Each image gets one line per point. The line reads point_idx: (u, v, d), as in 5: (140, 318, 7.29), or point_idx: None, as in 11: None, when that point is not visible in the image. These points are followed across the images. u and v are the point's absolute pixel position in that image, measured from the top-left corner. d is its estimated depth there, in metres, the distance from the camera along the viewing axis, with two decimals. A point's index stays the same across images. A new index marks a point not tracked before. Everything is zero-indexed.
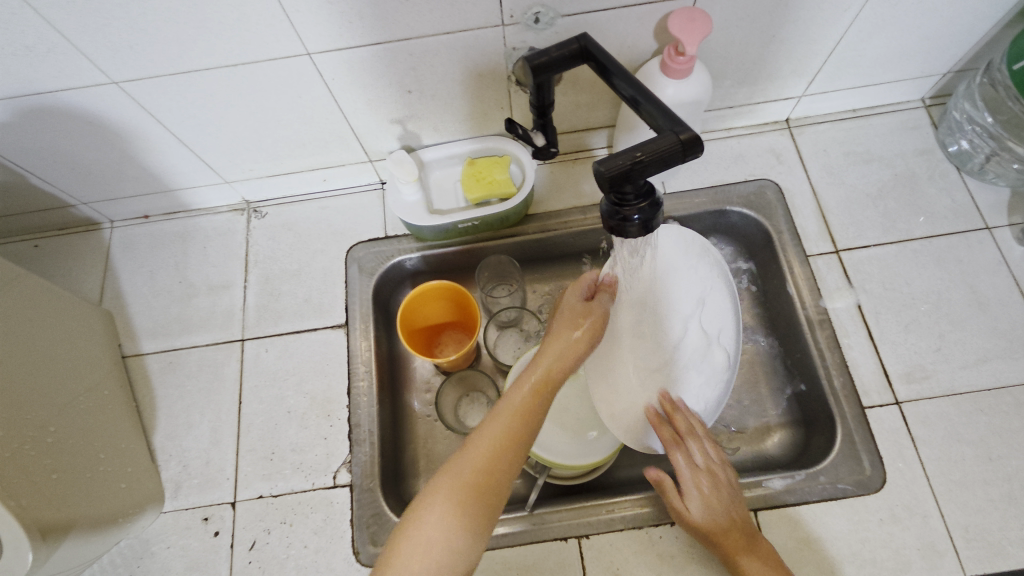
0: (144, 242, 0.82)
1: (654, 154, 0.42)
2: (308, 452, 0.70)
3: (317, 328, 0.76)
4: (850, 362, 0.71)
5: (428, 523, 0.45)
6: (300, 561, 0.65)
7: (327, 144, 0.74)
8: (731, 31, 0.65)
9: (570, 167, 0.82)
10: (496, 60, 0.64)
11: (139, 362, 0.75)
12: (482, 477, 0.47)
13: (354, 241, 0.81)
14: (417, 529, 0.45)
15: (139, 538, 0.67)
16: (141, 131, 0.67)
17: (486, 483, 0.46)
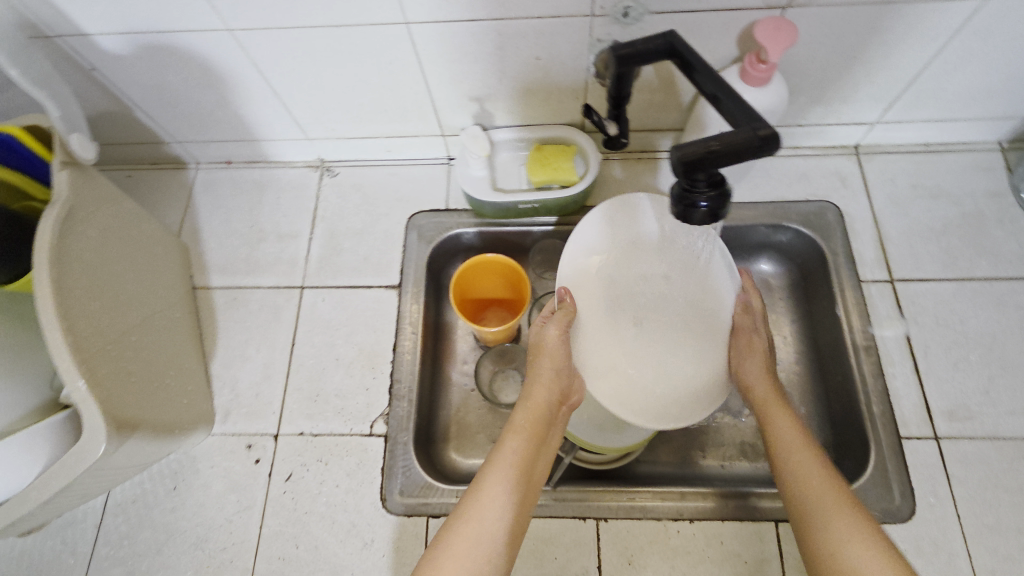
0: (225, 185, 0.88)
1: (730, 145, 0.43)
2: (350, 399, 0.74)
3: (372, 286, 0.80)
4: (892, 391, 0.71)
5: (484, 509, 0.52)
6: (330, 498, 0.69)
7: (406, 113, 0.78)
8: (814, 47, 0.65)
9: (633, 165, 0.84)
10: (580, 49, 0.66)
11: (207, 294, 0.81)
12: (520, 470, 0.55)
13: (416, 210, 0.85)
14: (472, 515, 0.52)
15: (187, 454, 0.72)
16: (242, 79, 0.72)
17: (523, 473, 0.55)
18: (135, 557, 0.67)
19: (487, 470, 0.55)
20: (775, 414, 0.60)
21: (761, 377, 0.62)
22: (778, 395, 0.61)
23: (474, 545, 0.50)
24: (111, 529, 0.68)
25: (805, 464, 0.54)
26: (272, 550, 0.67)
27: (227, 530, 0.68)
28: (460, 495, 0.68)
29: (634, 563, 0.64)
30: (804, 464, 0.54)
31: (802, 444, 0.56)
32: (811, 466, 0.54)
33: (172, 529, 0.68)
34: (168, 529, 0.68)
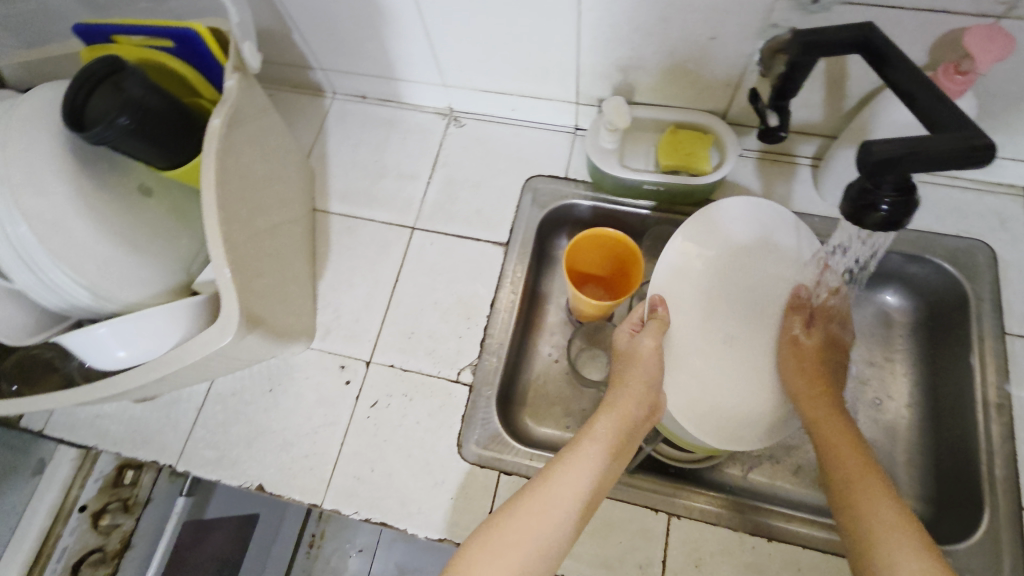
0: (356, 118, 0.91)
1: (933, 148, 0.39)
2: (442, 344, 0.75)
3: (479, 240, 0.81)
4: (1019, 457, 0.64)
5: (544, 518, 0.51)
6: (410, 432, 0.71)
7: (548, 74, 0.77)
8: (1020, 66, 0.59)
9: (768, 166, 0.80)
10: (750, 33, 0.62)
11: (325, 218, 0.84)
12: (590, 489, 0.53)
13: (535, 173, 0.84)
14: (526, 517, 0.51)
15: (285, 362, 0.75)
16: (400, 16, 0.73)
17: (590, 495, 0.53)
18: (228, 445, 0.72)
19: (558, 467, 0.54)
20: (848, 452, 0.56)
21: (830, 414, 0.59)
22: (845, 429, 0.58)
23: (525, 544, 0.49)
24: (210, 415, 0.73)
25: (867, 490, 0.52)
26: (349, 467, 0.70)
27: (312, 440, 0.71)
28: (534, 458, 0.69)
29: (700, 567, 0.63)
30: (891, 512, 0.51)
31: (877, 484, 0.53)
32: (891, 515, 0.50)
33: (263, 427, 0.72)
34: (259, 426, 0.72)
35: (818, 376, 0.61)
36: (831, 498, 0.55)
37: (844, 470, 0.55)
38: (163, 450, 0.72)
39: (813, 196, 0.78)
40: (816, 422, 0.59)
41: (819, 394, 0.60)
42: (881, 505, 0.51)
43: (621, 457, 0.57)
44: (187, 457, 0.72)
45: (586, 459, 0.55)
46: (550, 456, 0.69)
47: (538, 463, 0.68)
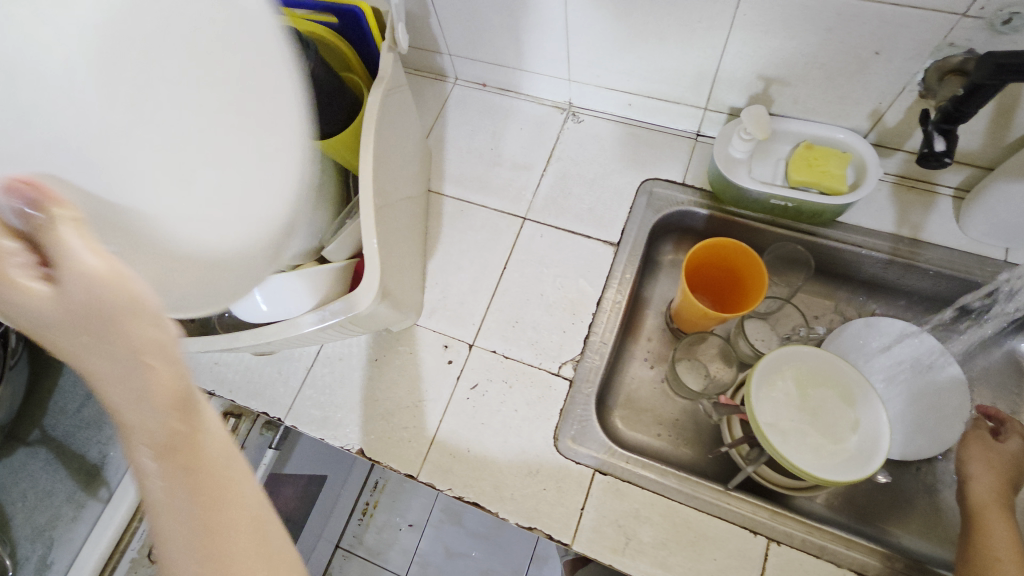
0: (476, 105, 0.92)
1: None
2: (545, 336, 0.76)
3: (589, 237, 0.81)
4: None
5: None
6: (507, 419, 0.72)
7: (682, 77, 0.76)
8: None
9: (903, 194, 0.76)
10: (920, 50, 0.59)
11: (439, 199, 0.86)
12: None
13: (651, 176, 0.83)
14: None
15: (392, 335, 0.78)
16: (542, 7, 0.73)
17: None
18: (333, 407, 0.75)
19: None
20: (996, 524, 0.56)
21: (992, 490, 0.59)
22: (1004, 503, 0.58)
23: None
24: (318, 376, 0.77)
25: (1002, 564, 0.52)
26: (446, 444, 0.71)
27: (412, 413, 0.73)
28: (630, 461, 0.68)
29: None
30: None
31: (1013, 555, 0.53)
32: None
33: (367, 394, 0.75)
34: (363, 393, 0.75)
35: (1001, 470, 0.60)
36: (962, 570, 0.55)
37: (983, 538, 0.55)
38: (272, 403, 0.77)
39: (952, 229, 0.73)
40: (976, 499, 0.59)
41: (992, 477, 0.60)
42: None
43: None
44: (294, 413, 0.75)
45: None
46: (646, 462, 0.68)
47: (634, 467, 0.68)
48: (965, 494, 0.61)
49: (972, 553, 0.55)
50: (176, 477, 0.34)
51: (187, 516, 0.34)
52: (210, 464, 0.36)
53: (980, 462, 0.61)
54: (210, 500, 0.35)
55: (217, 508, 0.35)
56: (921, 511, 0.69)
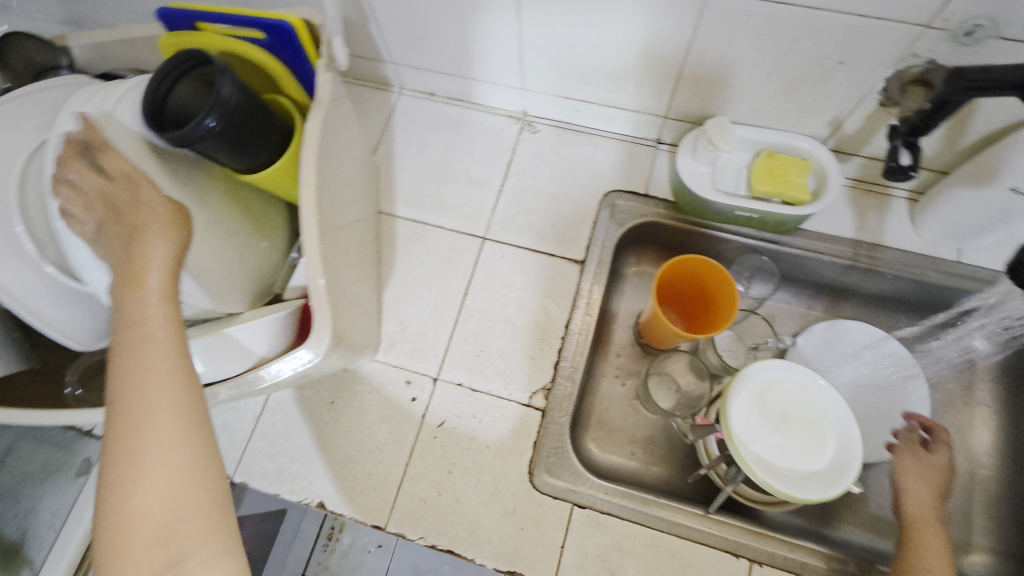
0: (424, 116, 0.86)
1: None
2: (513, 363, 0.72)
3: (553, 255, 0.77)
4: None
5: None
6: (478, 456, 0.68)
7: (643, 85, 0.73)
8: None
9: (860, 197, 0.76)
10: (883, 61, 0.59)
11: (390, 221, 0.80)
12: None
13: (613, 188, 0.80)
14: None
15: (348, 373, 0.72)
16: (494, 14, 0.68)
17: None
18: (287, 458, 0.69)
19: None
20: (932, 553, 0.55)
21: (930, 509, 0.59)
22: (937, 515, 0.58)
23: None
24: (268, 425, 0.70)
25: None
26: (415, 489, 0.67)
27: (376, 458, 0.68)
28: (610, 492, 0.66)
29: None
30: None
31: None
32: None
33: (324, 441, 0.69)
34: (320, 440, 0.69)
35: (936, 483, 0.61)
36: None
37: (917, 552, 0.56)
38: None
39: (908, 231, 0.74)
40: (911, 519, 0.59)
41: (929, 493, 0.60)
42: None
43: None
44: (244, 469, 0.69)
45: None
46: (627, 491, 0.66)
47: (615, 498, 0.65)
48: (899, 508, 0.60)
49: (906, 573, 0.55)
50: (142, 395, 0.39)
51: (128, 398, 0.38)
52: (166, 366, 0.40)
53: (913, 475, 0.61)
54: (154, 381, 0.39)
55: (155, 398, 0.39)
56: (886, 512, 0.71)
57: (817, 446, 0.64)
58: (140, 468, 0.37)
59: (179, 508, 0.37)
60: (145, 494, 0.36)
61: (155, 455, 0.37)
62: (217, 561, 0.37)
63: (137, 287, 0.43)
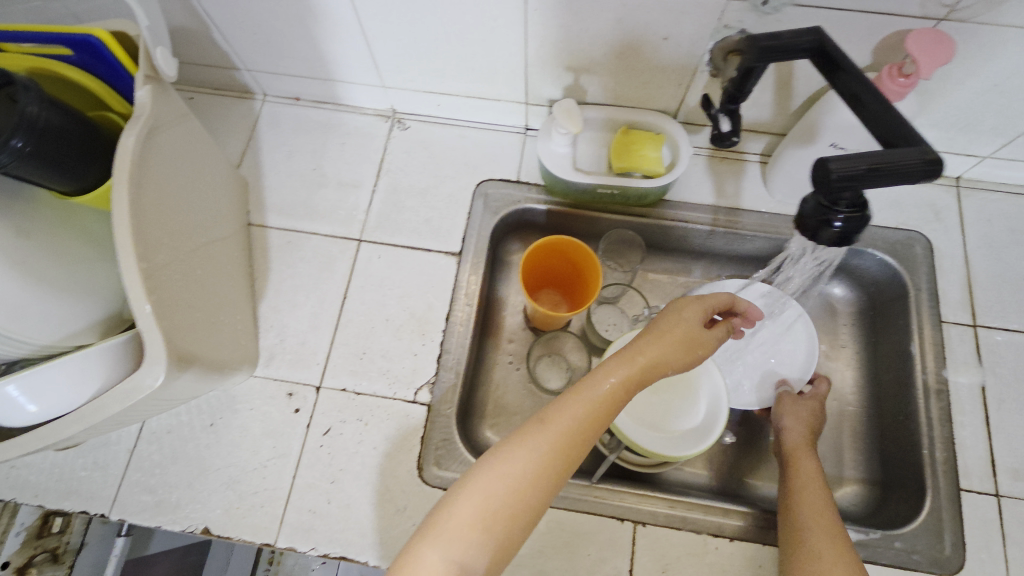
0: (290, 122, 0.85)
1: (894, 167, 0.39)
2: (396, 362, 0.72)
3: (430, 250, 0.77)
4: (957, 441, 0.67)
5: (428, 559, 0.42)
6: (366, 459, 0.67)
7: (495, 74, 0.74)
8: (954, 67, 0.60)
9: (717, 164, 0.80)
10: (701, 34, 0.61)
11: (261, 233, 0.78)
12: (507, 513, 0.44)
13: (485, 177, 0.81)
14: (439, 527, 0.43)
15: (226, 393, 0.70)
16: (332, 14, 0.68)
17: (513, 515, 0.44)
18: (166, 487, 0.66)
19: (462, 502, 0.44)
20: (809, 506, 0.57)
21: (807, 465, 0.62)
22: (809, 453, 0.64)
23: None
24: (144, 456, 0.68)
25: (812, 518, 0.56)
26: (304, 501, 0.66)
27: (260, 475, 0.67)
28: None
29: (667, 571, 0.63)
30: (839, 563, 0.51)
31: (834, 539, 0.54)
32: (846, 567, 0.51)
33: (204, 465, 0.67)
34: (202, 464, 0.67)
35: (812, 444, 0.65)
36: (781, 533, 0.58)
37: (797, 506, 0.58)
38: (92, 498, 0.66)
39: (762, 193, 0.78)
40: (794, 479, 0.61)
41: (806, 450, 0.64)
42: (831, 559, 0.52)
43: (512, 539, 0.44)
44: (121, 504, 0.66)
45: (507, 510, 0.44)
46: None
47: None
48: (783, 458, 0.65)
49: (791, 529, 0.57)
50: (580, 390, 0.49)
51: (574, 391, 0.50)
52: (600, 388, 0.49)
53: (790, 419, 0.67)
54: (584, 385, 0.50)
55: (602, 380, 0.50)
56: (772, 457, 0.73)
57: (690, 399, 0.68)
58: (526, 436, 0.47)
59: (544, 426, 0.47)
60: (506, 450, 0.46)
61: (528, 428, 0.47)
62: (515, 483, 0.45)
63: (619, 364, 0.51)
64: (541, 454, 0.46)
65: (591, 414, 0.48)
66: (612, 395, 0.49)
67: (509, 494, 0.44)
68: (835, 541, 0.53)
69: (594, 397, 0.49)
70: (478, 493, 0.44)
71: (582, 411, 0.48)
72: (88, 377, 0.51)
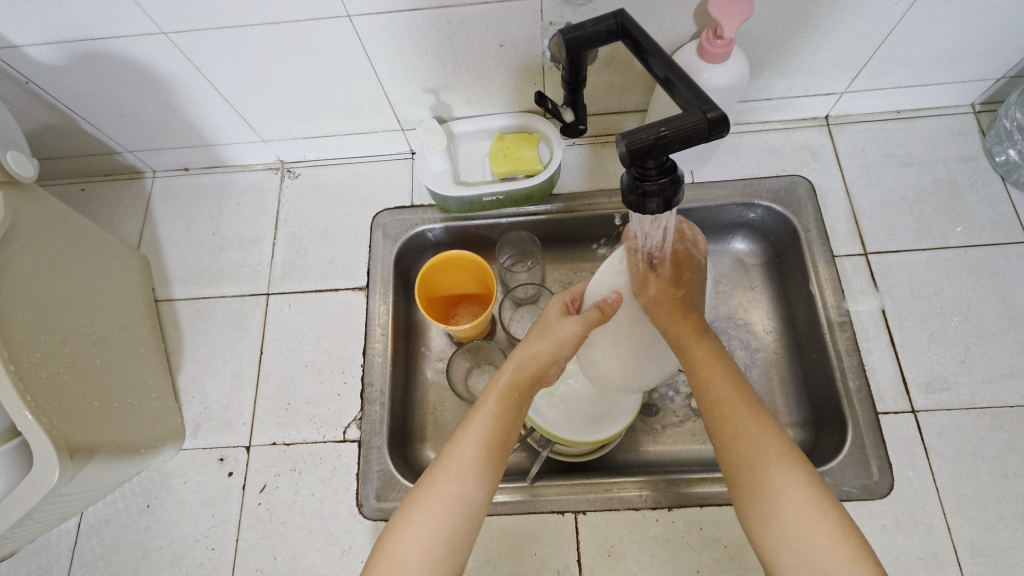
0: (184, 193, 0.86)
1: (679, 130, 0.42)
2: (321, 405, 0.73)
3: (339, 289, 0.79)
4: (868, 366, 0.69)
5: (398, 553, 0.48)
6: (305, 507, 0.68)
7: (362, 109, 0.76)
8: (774, 18, 0.64)
9: (599, 150, 0.82)
10: (532, 34, 0.64)
11: (170, 306, 0.79)
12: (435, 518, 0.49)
13: (380, 208, 0.82)
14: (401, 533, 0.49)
15: (159, 471, 0.70)
16: (186, 84, 0.69)
17: (442, 518, 0.49)
18: None
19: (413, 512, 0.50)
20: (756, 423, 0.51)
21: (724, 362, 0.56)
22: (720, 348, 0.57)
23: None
24: (86, 551, 0.67)
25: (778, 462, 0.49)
26: (250, 562, 0.66)
27: (204, 545, 0.67)
28: None
29: (613, 554, 0.64)
30: (808, 511, 0.47)
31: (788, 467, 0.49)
32: (817, 513, 0.47)
33: (148, 547, 0.67)
34: (144, 547, 0.67)
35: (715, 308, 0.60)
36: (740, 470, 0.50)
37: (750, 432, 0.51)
38: None
39: None
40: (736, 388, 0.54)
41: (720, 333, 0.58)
42: (792, 497, 0.48)
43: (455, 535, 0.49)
44: None
45: (430, 509, 0.49)
46: None
47: None
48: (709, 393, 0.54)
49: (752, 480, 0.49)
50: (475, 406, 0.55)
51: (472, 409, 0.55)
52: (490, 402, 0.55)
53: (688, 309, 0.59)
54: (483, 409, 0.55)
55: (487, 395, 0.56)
56: (702, 418, 0.75)
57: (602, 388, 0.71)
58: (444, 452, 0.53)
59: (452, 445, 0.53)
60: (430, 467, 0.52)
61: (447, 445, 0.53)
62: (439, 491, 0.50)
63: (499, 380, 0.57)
64: (462, 462, 0.51)
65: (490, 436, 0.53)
66: (496, 414, 0.54)
67: (441, 508, 0.49)
68: (797, 471, 0.49)
69: (488, 412, 0.54)
70: (427, 506, 0.50)
71: (482, 428, 0.53)
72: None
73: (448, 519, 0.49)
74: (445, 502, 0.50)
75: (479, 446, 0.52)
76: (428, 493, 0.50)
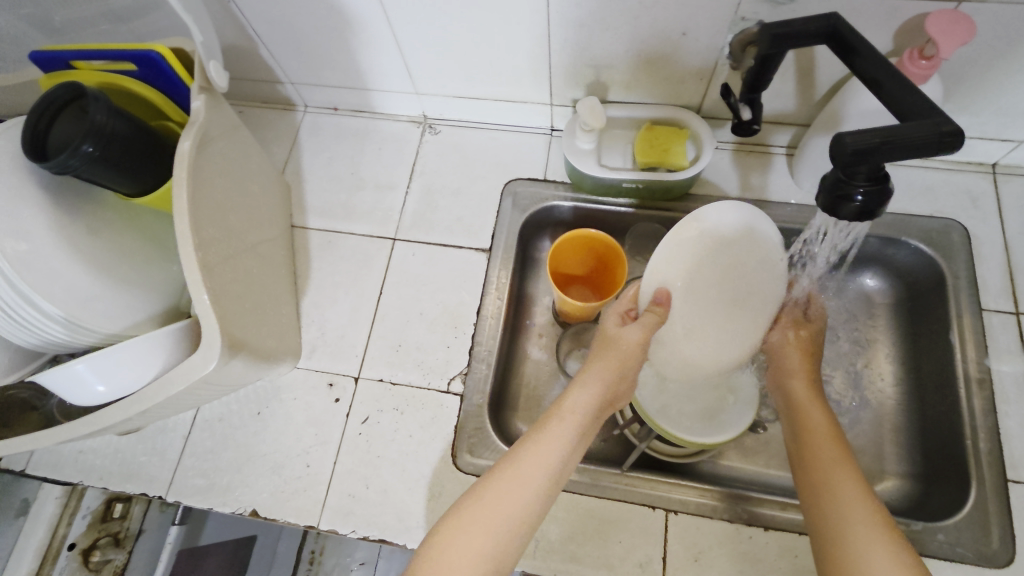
0: (330, 130, 0.90)
1: (906, 139, 0.40)
2: (430, 354, 0.75)
3: (462, 247, 0.80)
4: (1003, 430, 0.65)
5: (452, 553, 0.47)
6: (402, 446, 0.70)
7: (522, 78, 0.77)
8: (980, 49, 0.60)
9: (744, 157, 0.81)
10: (719, 28, 0.63)
11: (303, 234, 0.83)
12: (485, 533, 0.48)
13: (513, 177, 0.84)
14: (450, 539, 0.48)
15: (273, 383, 0.74)
16: (367, 27, 0.72)
17: (495, 535, 0.48)
18: (217, 471, 0.70)
19: (468, 510, 0.49)
20: (841, 476, 0.52)
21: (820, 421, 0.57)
22: (812, 386, 0.61)
23: None
24: (198, 443, 0.72)
25: (849, 494, 0.50)
26: (344, 486, 0.68)
27: (304, 460, 0.70)
28: None
29: (700, 560, 0.63)
30: (875, 543, 0.47)
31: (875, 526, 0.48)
32: (884, 545, 0.46)
33: (253, 451, 0.71)
34: (250, 450, 0.71)
35: (808, 369, 0.62)
36: (809, 496, 0.53)
37: (826, 467, 0.53)
38: (150, 482, 0.71)
39: (789, 185, 0.78)
40: (810, 426, 0.57)
41: (799, 367, 0.62)
42: (872, 536, 0.47)
43: (512, 549, 0.49)
44: (176, 487, 0.70)
45: (490, 515, 0.49)
46: None
47: None
48: (798, 423, 0.59)
49: (824, 509, 0.51)
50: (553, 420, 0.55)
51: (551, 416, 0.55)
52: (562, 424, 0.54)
53: (789, 352, 0.63)
54: (551, 428, 0.54)
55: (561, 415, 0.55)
56: None
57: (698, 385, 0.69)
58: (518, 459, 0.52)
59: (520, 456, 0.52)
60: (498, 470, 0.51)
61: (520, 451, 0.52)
62: (498, 500, 0.50)
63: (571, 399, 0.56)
64: (536, 474, 0.51)
65: (551, 463, 0.52)
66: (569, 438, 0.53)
67: (500, 519, 0.49)
68: (868, 509, 0.49)
69: (563, 434, 0.53)
70: (489, 507, 0.49)
71: (558, 443, 0.53)
72: (137, 368, 0.56)
73: (510, 533, 0.49)
74: (511, 516, 0.49)
75: (547, 466, 0.51)
76: (496, 500, 0.49)
